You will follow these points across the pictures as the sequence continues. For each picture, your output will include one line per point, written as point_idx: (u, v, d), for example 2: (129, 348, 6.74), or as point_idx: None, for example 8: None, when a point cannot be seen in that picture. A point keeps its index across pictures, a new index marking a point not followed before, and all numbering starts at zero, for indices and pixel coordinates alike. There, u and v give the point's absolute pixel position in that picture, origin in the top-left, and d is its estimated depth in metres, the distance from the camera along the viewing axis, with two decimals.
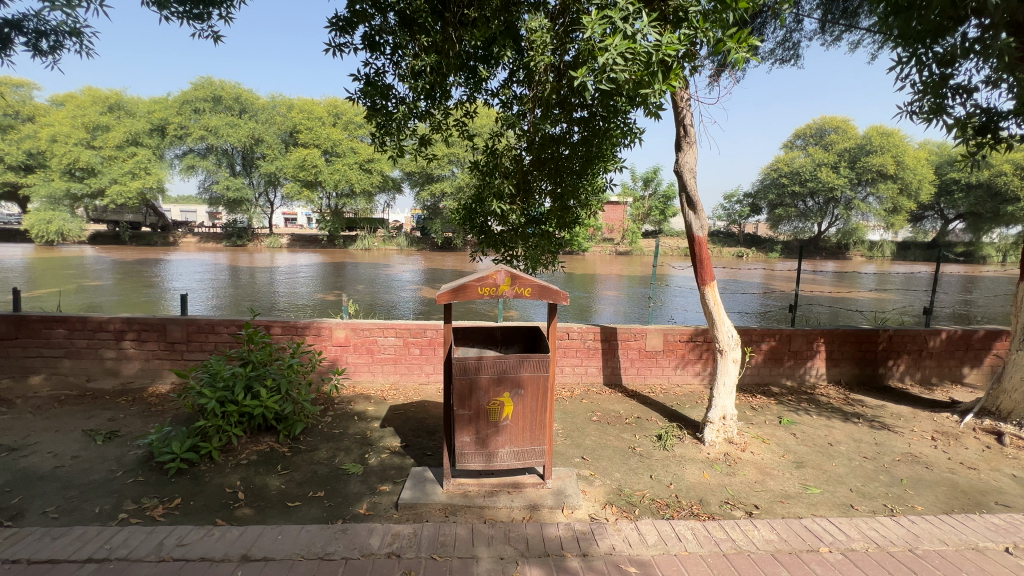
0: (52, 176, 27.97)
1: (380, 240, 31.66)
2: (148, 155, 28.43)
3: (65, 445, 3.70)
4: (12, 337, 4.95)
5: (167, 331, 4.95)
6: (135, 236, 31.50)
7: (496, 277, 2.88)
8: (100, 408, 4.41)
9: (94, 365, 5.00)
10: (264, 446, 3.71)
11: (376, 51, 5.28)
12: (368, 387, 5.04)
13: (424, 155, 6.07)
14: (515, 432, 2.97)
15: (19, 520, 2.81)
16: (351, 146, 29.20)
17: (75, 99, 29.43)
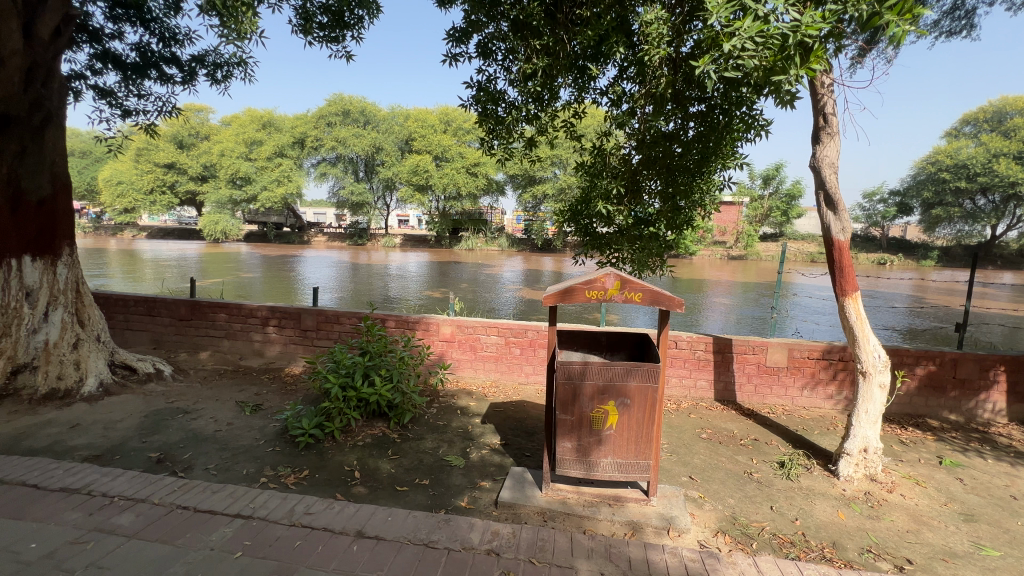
0: (220, 185, 33.41)
1: (483, 241, 32.94)
2: (290, 165, 32.64)
3: (222, 413, 4.34)
4: (187, 318, 5.95)
5: (302, 319, 5.59)
6: (278, 235, 36.41)
7: (605, 281, 2.76)
8: (249, 384, 5.11)
9: (245, 346, 5.81)
10: (378, 431, 4.01)
11: (488, 59, 5.48)
12: (470, 383, 5.21)
13: (530, 157, 6.13)
14: (618, 443, 2.84)
15: (188, 472, 3.35)
16: (459, 151, 30.69)
17: (238, 119, 34.83)
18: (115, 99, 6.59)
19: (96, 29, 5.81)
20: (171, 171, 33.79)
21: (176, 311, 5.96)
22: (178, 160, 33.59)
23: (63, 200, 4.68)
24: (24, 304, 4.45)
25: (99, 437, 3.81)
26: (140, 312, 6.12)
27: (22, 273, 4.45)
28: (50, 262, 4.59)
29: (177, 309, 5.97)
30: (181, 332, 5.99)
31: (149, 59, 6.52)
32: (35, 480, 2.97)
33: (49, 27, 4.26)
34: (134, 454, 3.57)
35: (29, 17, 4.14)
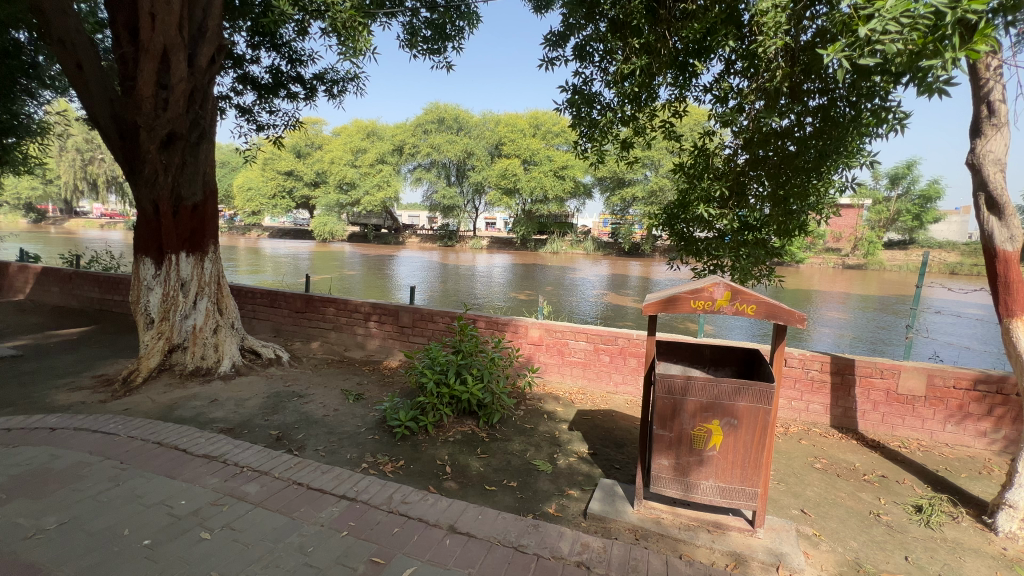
0: (330, 190, 36.81)
1: (569, 245, 32.80)
2: (390, 171, 34.99)
3: (330, 399, 4.74)
4: (302, 311, 6.59)
5: (399, 316, 5.93)
6: (377, 236, 39.22)
7: (714, 290, 2.58)
8: (352, 374, 5.52)
9: (349, 338, 6.30)
10: (467, 428, 4.12)
11: (585, 60, 5.44)
12: (557, 388, 5.16)
13: (624, 159, 5.97)
14: (722, 465, 2.63)
15: (302, 451, 3.68)
16: (547, 154, 30.76)
17: (346, 130, 38.11)
18: (252, 115, 7.50)
19: (239, 56, 6.66)
20: (290, 178, 37.91)
21: (293, 304, 6.64)
22: (296, 168, 37.59)
23: (210, 205, 5.38)
24: (178, 293, 5.21)
25: (231, 413, 4.32)
26: (264, 303, 6.90)
27: (178, 267, 5.21)
28: (199, 258, 5.32)
29: (294, 302, 6.64)
30: (297, 323, 6.65)
31: (280, 80, 7.35)
32: (185, 446, 3.44)
33: (207, 56, 4.94)
34: (259, 430, 4.01)
35: (192, 49, 4.84)
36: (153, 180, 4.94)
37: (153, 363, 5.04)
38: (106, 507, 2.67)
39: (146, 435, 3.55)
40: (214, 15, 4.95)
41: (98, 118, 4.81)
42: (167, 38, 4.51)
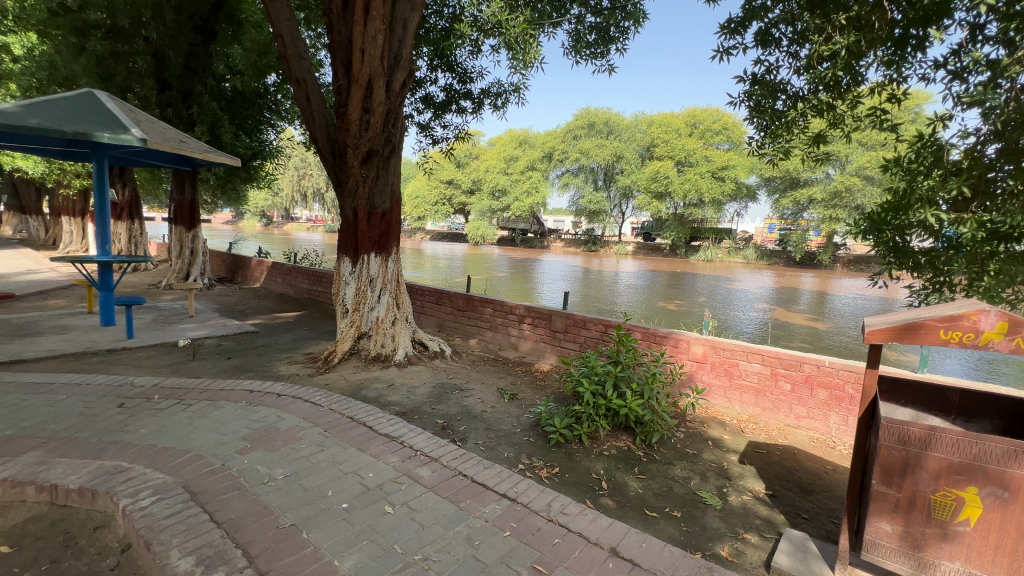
0: (483, 197, 39.56)
1: (725, 252, 30.01)
2: (539, 177, 36.17)
3: (487, 396, 4.96)
4: (462, 309, 7.10)
5: (552, 321, 5.98)
6: (524, 240, 40.91)
7: (978, 319, 2.00)
8: (507, 373, 5.74)
9: (504, 338, 6.56)
10: (623, 444, 3.93)
11: (769, 47, 4.84)
12: (722, 413, 4.65)
13: (813, 156, 5.14)
14: (976, 548, 2.02)
15: (464, 443, 3.89)
16: (705, 154, 28.41)
17: (500, 139, 40.51)
18: (429, 131, 8.35)
19: (422, 79, 7.46)
20: (451, 186, 41.77)
21: (455, 303, 7.19)
22: (456, 177, 41.22)
23: (396, 212, 6.09)
24: (367, 288, 6.00)
25: (404, 397, 4.79)
26: (431, 299, 7.61)
27: (368, 266, 6.00)
28: (384, 258, 6.06)
29: (456, 300, 7.19)
30: (457, 320, 7.18)
31: (452, 96, 8.04)
32: (370, 423, 3.88)
33: (400, 81, 5.62)
34: (427, 417, 4.35)
35: (389, 76, 5.56)
36: (355, 191, 5.77)
37: (347, 346, 5.87)
38: (315, 468, 3.13)
39: (341, 409, 4.11)
40: (408, 44, 5.62)
41: (318, 140, 5.83)
42: (372, 69, 5.24)
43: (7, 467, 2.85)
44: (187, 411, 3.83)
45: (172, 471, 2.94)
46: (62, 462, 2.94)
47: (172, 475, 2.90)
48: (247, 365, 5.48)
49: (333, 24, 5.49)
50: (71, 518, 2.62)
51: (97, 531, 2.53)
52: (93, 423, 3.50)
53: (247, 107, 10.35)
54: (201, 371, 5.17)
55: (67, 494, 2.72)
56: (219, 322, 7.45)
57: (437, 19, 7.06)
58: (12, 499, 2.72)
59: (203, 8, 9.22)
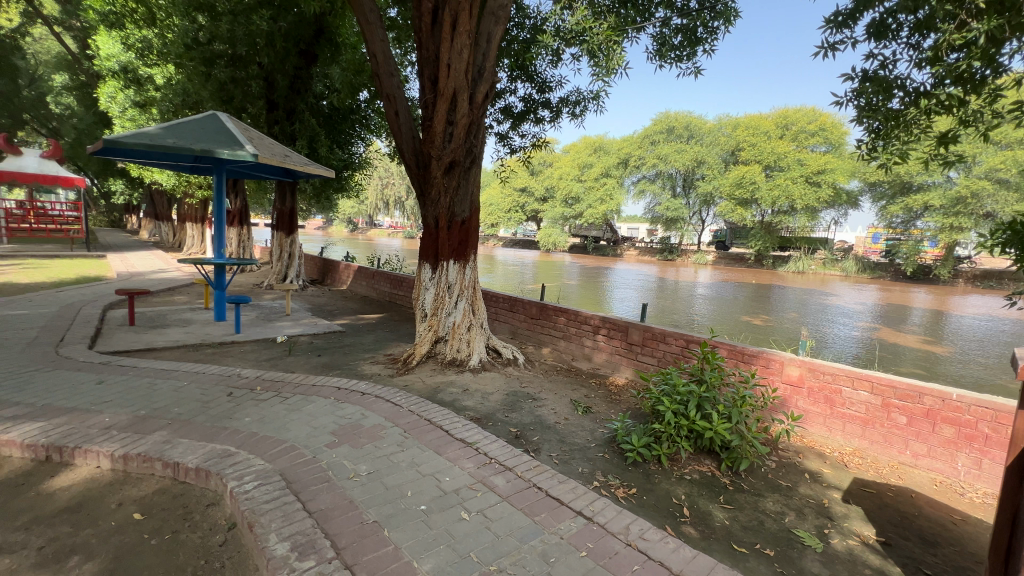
0: (556, 204, 39.58)
1: (819, 264, 27.49)
2: (614, 184, 35.51)
3: (560, 407, 4.89)
4: (536, 317, 7.10)
5: (629, 333, 5.79)
6: (596, 248, 40.31)
7: None
8: (580, 385, 5.62)
9: (578, 349, 6.45)
10: (706, 469, 3.69)
11: (884, 39, 4.37)
12: (821, 444, 4.20)
13: (937, 158, 4.54)
14: None
15: (537, 454, 3.85)
16: (798, 157, 26.23)
17: (575, 146, 40.33)
18: (508, 140, 8.49)
19: (502, 89, 7.62)
20: (524, 194, 42.27)
21: (529, 310, 7.21)
22: (530, 184, 41.63)
23: (475, 220, 6.23)
24: (446, 293, 6.19)
25: (478, 403, 4.85)
26: (504, 306, 7.70)
27: (447, 273, 6.20)
28: (462, 265, 6.22)
29: (529, 308, 7.21)
30: (530, 328, 7.18)
31: (531, 106, 8.12)
32: (447, 427, 3.97)
33: (482, 93, 5.78)
34: (501, 424, 4.36)
35: (472, 89, 5.74)
36: (437, 200, 5.99)
37: (424, 349, 6.08)
38: (396, 468, 3.25)
39: (420, 411, 4.25)
40: (491, 57, 5.77)
41: (404, 152, 6.13)
42: (457, 83, 5.43)
43: (141, 442, 3.24)
44: (284, 404, 4.15)
45: (271, 459, 3.18)
46: (182, 442, 3.30)
47: (271, 463, 3.15)
48: (335, 363, 5.85)
49: (421, 41, 5.76)
50: (189, 494, 2.92)
51: (209, 508, 2.80)
52: (207, 409, 3.90)
53: (341, 123, 11.20)
54: (296, 366, 5.59)
55: (185, 472, 3.04)
56: (312, 321, 8.05)
57: (519, 32, 7.19)
58: (143, 472, 3.09)
59: (307, 34, 10.14)
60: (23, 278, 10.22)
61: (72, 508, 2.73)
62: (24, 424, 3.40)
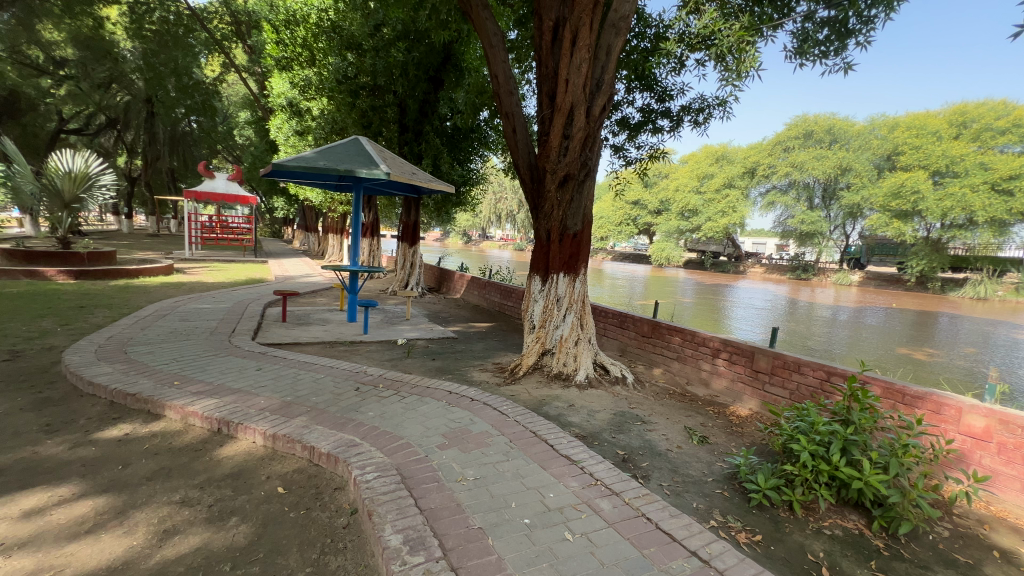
0: (671, 217, 37.84)
1: (1009, 290, 22.42)
2: (738, 196, 32.89)
3: (673, 434, 4.56)
4: (648, 335, 6.75)
5: (755, 359, 5.23)
6: (715, 264, 37.57)
7: None
8: (695, 411, 5.21)
9: (693, 372, 5.98)
10: (851, 526, 3.14)
11: None
12: (1016, 516, 3.34)
13: None
14: None
15: (646, 481, 3.61)
16: (981, 160, 21.67)
17: (694, 156, 38.02)
18: (623, 152, 8.31)
19: (619, 101, 7.50)
20: (637, 207, 41.14)
21: (640, 328, 6.89)
22: (643, 197, 40.33)
23: (587, 234, 6.14)
24: (554, 306, 6.19)
25: (584, 420, 4.71)
26: (614, 322, 7.46)
27: (557, 286, 6.20)
28: (572, 279, 6.17)
29: (641, 325, 6.89)
30: (641, 347, 6.86)
31: (649, 116, 7.85)
32: (552, 442, 3.92)
33: (599, 106, 5.74)
34: (608, 444, 4.18)
35: (590, 102, 5.73)
36: (549, 213, 6.04)
37: (531, 361, 6.12)
38: (501, 477, 3.28)
39: (526, 422, 4.26)
40: (610, 70, 5.73)
41: (519, 167, 6.31)
42: (575, 97, 5.50)
43: (286, 425, 3.70)
44: (401, 402, 4.46)
45: (388, 454, 3.42)
46: (318, 429, 3.69)
47: (389, 457, 3.38)
48: (447, 367, 6.15)
49: (541, 59, 5.92)
50: (321, 476, 3.25)
51: (336, 492, 3.08)
52: (338, 401, 4.34)
53: (462, 141, 11.94)
54: (413, 368, 6.00)
55: (319, 455, 3.39)
56: (428, 326, 8.60)
57: (639, 41, 7.05)
58: (286, 451, 3.52)
59: (435, 60, 11.01)
60: (210, 279, 12.50)
61: (233, 474, 3.20)
62: (205, 399, 4.09)
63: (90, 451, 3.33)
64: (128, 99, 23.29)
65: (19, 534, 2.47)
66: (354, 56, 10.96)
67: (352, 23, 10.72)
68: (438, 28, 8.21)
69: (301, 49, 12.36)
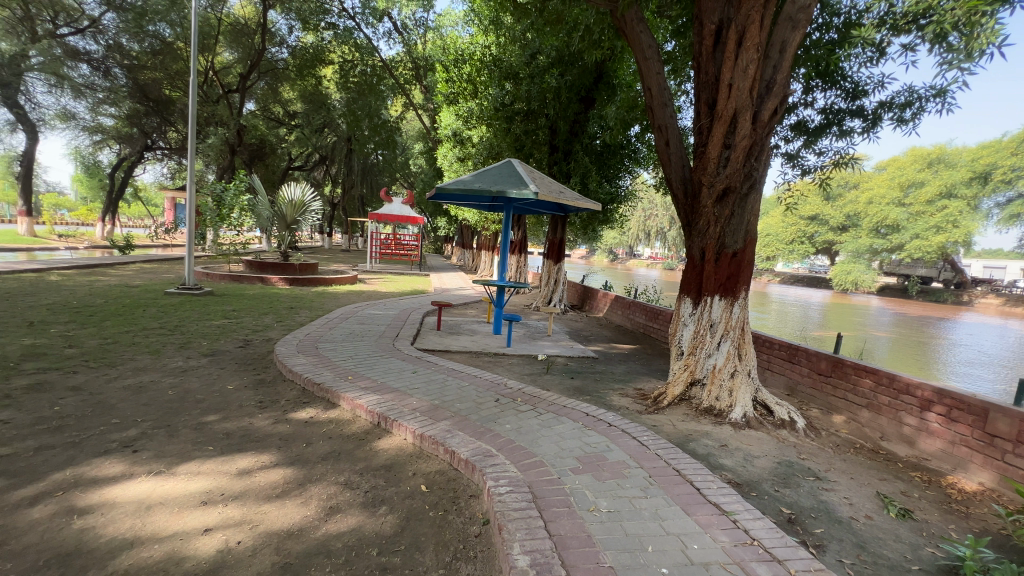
0: (861, 234, 32.10)
1: None
2: (962, 207, 26.23)
3: (859, 499, 3.71)
4: (827, 374, 5.69)
5: (989, 420, 3.99)
6: (923, 291, 30.51)
7: None
8: (893, 476, 4.17)
9: (890, 426, 4.82)
10: None
11: None
12: None
13: None
14: None
15: (820, 553, 2.97)
16: None
17: (897, 160, 31.04)
18: (799, 161, 7.27)
19: (795, 103, 6.62)
20: (814, 223, 35.86)
21: (816, 364, 5.85)
22: (823, 212, 34.87)
23: (749, 253, 5.45)
24: (707, 332, 5.62)
25: (740, 465, 4.11)
26: (782, 356, 6.47)
27: (710, 309, 5.62)
28: (729, 302, 5.52)
29: (817, 362, 5.85)
30: (817, 387, 5.81)
31: (831, 118, 6.77)
32: (698, 484, 3.50)
33: (769, 110, 5.14)
34: (769, 498, 3.57)
35: (758, 106, 5.17)
36: (704, 231, 5.53)
37: (678, 390, 5.61)
38: (637, 514, 3.03)
39: (669, 458, 3.89)
40: (784, 69, 5.11)
41: (672, 181, 5.95)
42: (739, 102, 5.03)
43: (432, 428, 3.98)
44: (538, 419, 4.48)
45: (522, 469, 3.43)
46: (459, 435, 3.90)
47: (522, 473, 3.39)
48: (585, 388, 6.00)
49: (700, 66, 5.54)
50: (459, 481, 3.40)
51: (471, 499, 3.19)
52: (479, 410, 4.53)
53: (611, 158, 11.77)
54: (551, 385, 6.00)
55: (459, 460, 3.56)
56: (569, 344, 8.57)
57: (823, 34, 6.15)
58: (431, 451, 3.78)
59: (588, 81, 11.16)
60: (384, 289, 14.45)
61: (386, 466, 3.55)
62: (369, 394, 4.65)
63: (285, 428, 4.03)
64: (335, 139, 28.55)
65: (233, 488, 3.07)
66: (511, 85, 11.74)
67: (512, 55, 11.57)
68: (590, 48, 8.28)
69: (465, 84, 13.63)
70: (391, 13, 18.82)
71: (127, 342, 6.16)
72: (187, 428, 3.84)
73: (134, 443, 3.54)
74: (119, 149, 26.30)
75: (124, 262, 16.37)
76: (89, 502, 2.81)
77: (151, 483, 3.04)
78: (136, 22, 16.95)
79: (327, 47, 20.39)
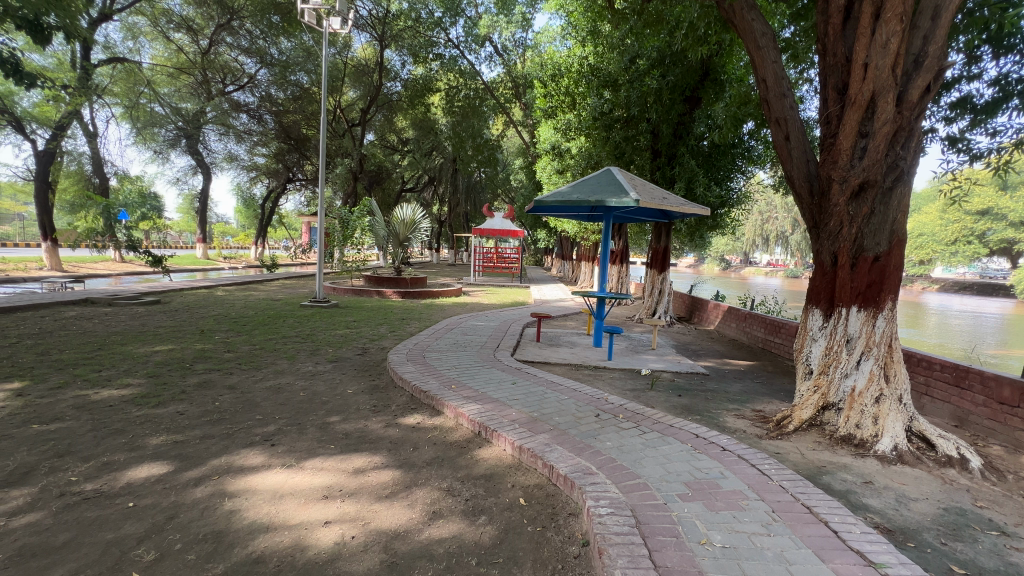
0: None
1: None
2: None
3: None
4: (1012, 404, 4.61)
5: None
6: None
7: None
8: None
9: None
10: None
11: None
12: None
13: None
14: None
15: None
16: None
17: None
18: (965, 144, 6.10)
19: (955, 78, 5.59)
20: (985, 219, 30.06)
21: (997, 392, 4.78)
22: (997, 205, 28.75)
23: (896, 256, 4.65)
24: (842, 348, 4.87)
25: (891, 508, 3.46)
26: (947, 379, 5.39)
27: (846, 322, 4.88)
28: (871, 315, 4.73)
29: (998, 389, 4.77)
30: (998, 418, 4.73)
31: (1005, 90, 5.60)
32: (836, 526, 3.01)
33: (920, 88, 4.40)
34: (933, 552, 2.94)
35: (905, 85, 4.45)
36: (836, 232, 4.82)
37: (806, 415, 4.94)
38: (758, 554, 2.68)
39: (797, 492, 3.42)
40: (938, 39, 4.35)
41: (794, 179, 5.32)
42: (879, 83, 4.37)
43: (531, 440, 3.97)
44: (642, 438, 4.23)
45: (625, 491, 3.25)
46: (559, 450, 3.82)
47: (624, 495, 3.20)
48: (695, 407, 5.56)
49: (827, 48, 4.92)
50: (558, 498, 3.32)
51: (570, 518, 3.09)
52: (579, 424, 4.42)
53: (721, 159, 10.95)
54: (656, 402, 5.66)
55: (558, 476, 3.48)
56: (676, 358, 8.04)
57: None
58: (530, 464, 3.76)
59: (693, 80, 10.59)
60: (487, 300, 14.99)
61: (486, 475, 3.60)
62: (471, 403, 4.78)
63: (395, 432, 4.30)
64: (443, 161, 30.50)
65: (349, 485, 3.33)
66: (610, 92, 11.54)
67: (610, 63, 11.41)
68: (695, 45, 7.79)
69: (564, 98, 13.66)
70: (492, 37, 19.71)
71: (270, 348, 7.11)
72: (314, 427, 4.28)
73: (272, 438, 4.03)
74: (268, 183, 30.74)
75: (272, 279, 19.09)
76: (237, 487, 3.25)
77: (284, 475, 3.42)
78: (281, 74, 19.71)
79: (434, 77, 21.95)
